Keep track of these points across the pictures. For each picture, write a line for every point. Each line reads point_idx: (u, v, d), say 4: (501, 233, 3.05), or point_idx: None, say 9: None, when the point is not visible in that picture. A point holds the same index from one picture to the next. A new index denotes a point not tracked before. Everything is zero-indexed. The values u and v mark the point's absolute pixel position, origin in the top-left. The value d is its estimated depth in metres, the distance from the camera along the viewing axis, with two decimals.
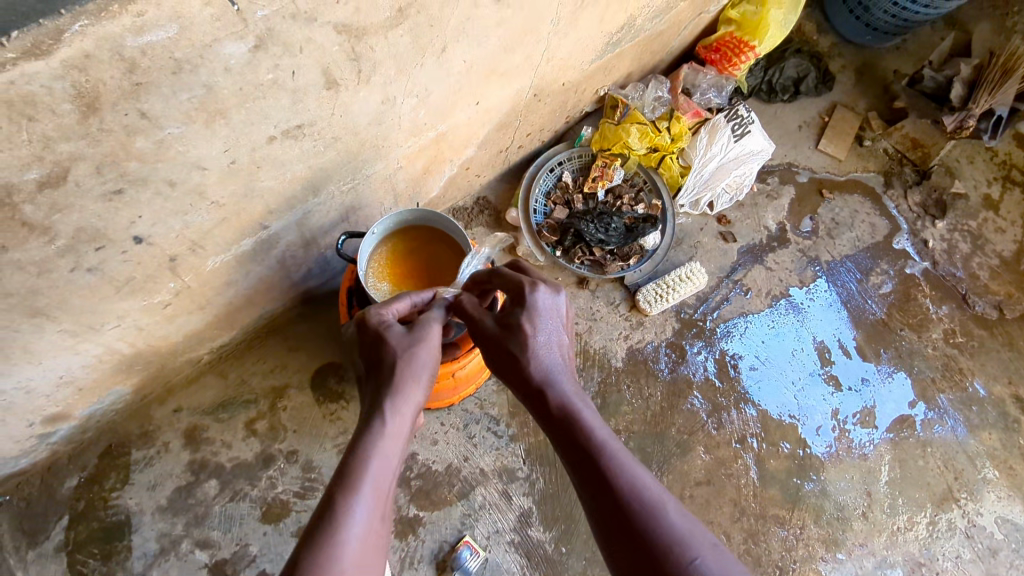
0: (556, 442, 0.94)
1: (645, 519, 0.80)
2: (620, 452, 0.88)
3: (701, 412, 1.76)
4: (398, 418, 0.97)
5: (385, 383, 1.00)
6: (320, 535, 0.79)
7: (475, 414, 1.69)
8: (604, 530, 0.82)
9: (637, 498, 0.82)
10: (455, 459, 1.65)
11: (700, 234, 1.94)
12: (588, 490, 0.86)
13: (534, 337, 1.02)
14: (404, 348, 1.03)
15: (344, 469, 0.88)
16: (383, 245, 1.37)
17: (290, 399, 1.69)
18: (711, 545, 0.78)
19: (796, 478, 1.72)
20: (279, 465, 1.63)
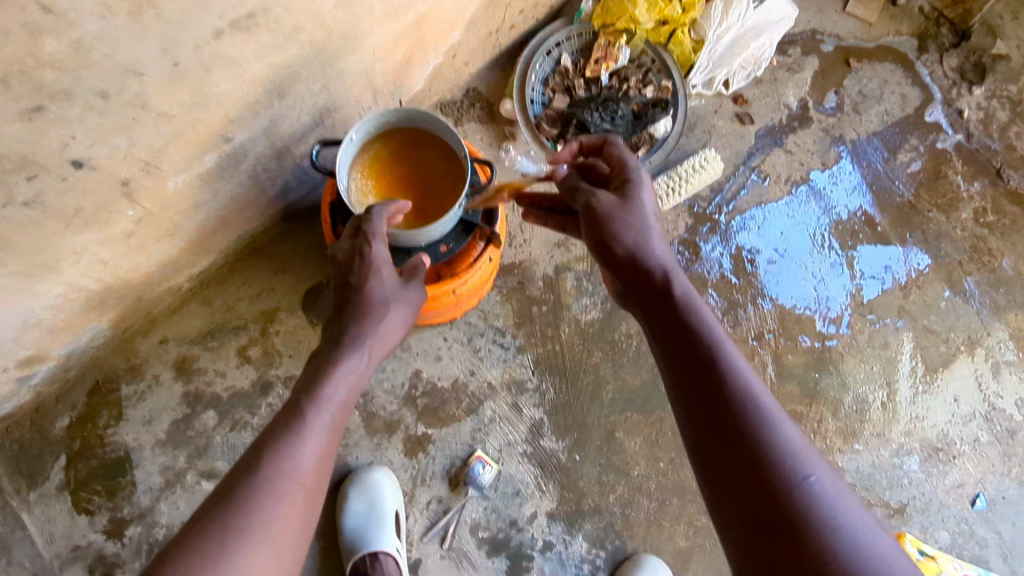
0: (668, 339, 0.94)
1: (758, 419, 0.80)
2: (734, 356, 0.88)
3: (716, 311, 1.67)
4: (364, 357, 1.01)
5: (355, 326, 1.03)
6: (273, 446, 0.85)
7: (479, 327, 1.60)
8: (709, 421, 0.83)
9: (753, 401, 0.82)
10: (461, 375, 1.58)
11: (714, 117, 1.76)
12: (698, 390, 0.86)
13: (650, 233, 1.06)
14: (389, 305, 1.06)
15: (307, 389, 0.94)
16: (382, 133, 1.15)
17: (281, 322, 1.59)
18: (822, 462, 0.79)
19: (814, 373, 1.66)
20: (277, 392, 1.56)
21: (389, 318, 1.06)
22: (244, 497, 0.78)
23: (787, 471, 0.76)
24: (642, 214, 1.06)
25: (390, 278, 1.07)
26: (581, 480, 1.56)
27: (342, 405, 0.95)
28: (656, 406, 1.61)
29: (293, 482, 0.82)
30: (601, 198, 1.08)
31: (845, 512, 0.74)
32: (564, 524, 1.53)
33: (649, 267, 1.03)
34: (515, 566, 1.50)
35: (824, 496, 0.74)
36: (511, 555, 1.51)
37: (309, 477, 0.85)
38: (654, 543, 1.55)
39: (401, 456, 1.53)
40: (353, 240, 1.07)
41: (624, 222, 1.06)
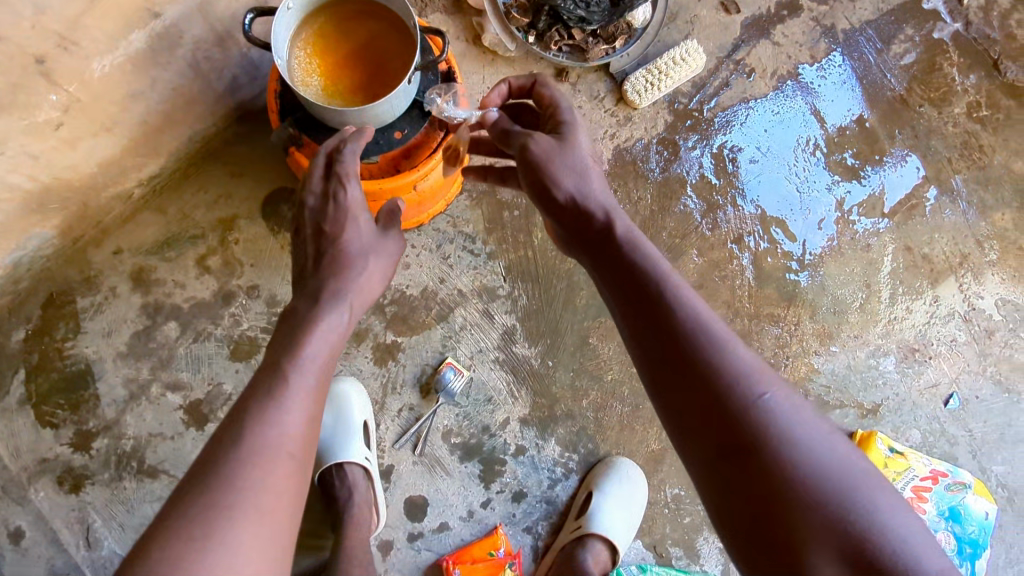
0: (615, 280, 0.91)
1: (709, 348, 0.79)
2: (681, 286, 0.86)
3: (694, 213, 1.61)
4: (346, 309, 0.95)
5: (334, 278, 0.97)
6: (255, 412, 0.80)
7: (448, 233, 1.54)
8: (659, 356, 0.82)
9: (702, 329, 0.81)
10: (431, 282, 1.53)
11: (697, 6, 1.64)
12: (648, 328, 0.84)
13: (588, 172, 0.99)
14: (368, 258, 1.00)
15: (284, 347, 0.88)
16: (325, 5, 1.04)
17: (241, 231, 1.51)
18: (774, 377, 0.79)
19: (793, 276, 1.62)
20: (240, 302, 1.50)
21: (370, 272, 1.00)
22: (226, 468, 0.75)
23: (744, 394, 0.76)
24: (579, 154, 1.00)
25: (366, 226, 1.02)
26: (554, 386, 1.54)
27: (326, 364, 0.90)
28: None
29: (278, 449, 0.78)
30: (536, 137, 1.01)
31: (802, 425, 0.75)
32: (537, 429, 1.53)
33: (589, 208, 0.98)
34: (488, 471, 1.50)
35: (779, 411, 0.75)
36: (483, 460, 1.50)
37: (295, 442, 0.81)
38: (627, 445, 1.55)
39: (371, 365, 1.50)
40: (323, 186, 1.02)
41: (562, 162, 0.99)
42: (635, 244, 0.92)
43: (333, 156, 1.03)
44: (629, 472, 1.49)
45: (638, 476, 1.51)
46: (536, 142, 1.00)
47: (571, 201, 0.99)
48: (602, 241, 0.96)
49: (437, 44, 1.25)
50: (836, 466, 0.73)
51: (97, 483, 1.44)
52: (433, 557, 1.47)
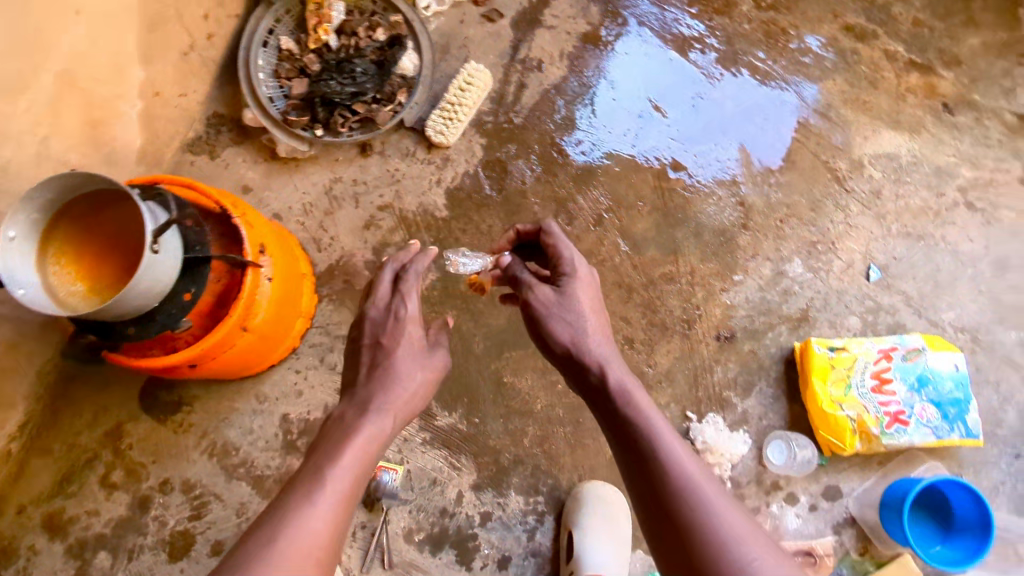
0: (616, 433, 0.97)
1: (695, 509, 0.82)
2: (676, 450, 0.90)
3: (549, 215, 1.58)
4: (384, 419, 1.08)
5: (378, 398, 1.10)
6: (293, 508, 0.89)
7: (325, 343, 1.51)
8: (654, 508, 0.86)
9: (692, 491, 0.84)
10: (329, 398, 1.49)
11: (463, 28, 1.65)
12: (643, 481, 0.89)
13: (587, 331, 1.07)
14: (415, 362, 1.18)
15: (324, 455, 0.99)
16: (54, 214, 1.03)
17: (131, 434, 1.47)
18: (765, 542, 0.80)
19: (667, 229, 1.59)
20: (158, 502, 1.45)
21: (410, 378, 1.15)
22: (258, 554, 0.81)
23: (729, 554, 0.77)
24: (578, 305, 1.09)
25: (416, 343, 1.21)
26: (491, 440, 1.49)
27: (362, 471, 0.99)
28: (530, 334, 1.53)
29: (312, 538, 0.86)
30: (538, 291, 1.12)
31: None
32: (492, 488, 1.47)
33: (584, 361, 1.04)
34: (464, 552, 1.44)
35: None
36: (454, 544, 1.44)
37: (325, 538, 0.88)
38: (586, 463, 1.49)
39: None
40: (393, 293, 1.26)
41: (559, 316, 1.09)
42: (624, 399, 0.98)
43: (399, 270, 1.30)
44: (599, 495, 1.43)
45: (611, 493, 1.45)
46: (538, 298, 1.12)
47: (568, 350, 1.07)
48: (598, 399, 1.02)
49: (180, 184, 1.19)
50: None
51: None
52: None
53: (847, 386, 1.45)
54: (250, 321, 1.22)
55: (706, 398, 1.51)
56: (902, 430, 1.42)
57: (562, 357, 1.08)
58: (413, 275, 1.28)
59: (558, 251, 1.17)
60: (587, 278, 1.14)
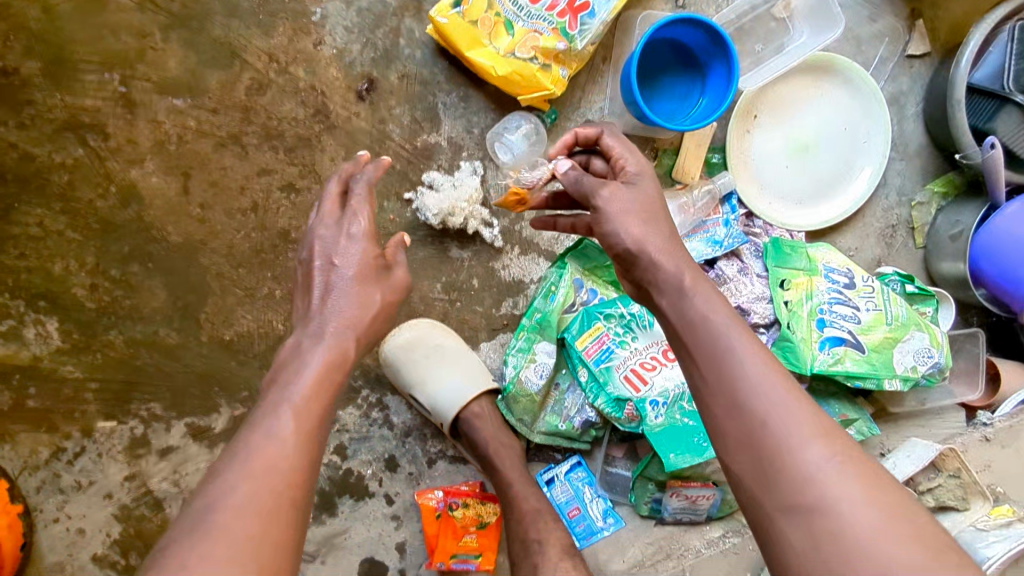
0: (678, 322, 0.77)
1: (777, 410, 0.67)
2: (755, 347, 0.72)
3: (79, 148, 1.14)
4: (350, 326, 0.81)
5: (332, 318, 0.80)
6: (246, 452, 0.69)
7: (46, 476, 1.22)
8: (727, 395, 0.70)
9: (773, 392, 0.68)
10: (111, 508, 1.24)
11: None
12: (715, 373, 0.72)
13: (647, 221, 0.83)
14: (362, 284, 0.82)
15: (275, 382, 0.76)
16: None
17: None
18: (855, 449, 0.66)
19: (203, 37, 1.15)
20: None
21: (363, 304, 0.82)
22: (209, 515, 0.65)
23: (804, 456, 0.64)
24: (644, 203, 0.84)
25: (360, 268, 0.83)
26: None
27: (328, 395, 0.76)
28: (200, 278, 1.20)
29: (278, 476, 0.68)
30: (600, 193, 0.86)
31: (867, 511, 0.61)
32: None
33: (647, 258, 0.81)
34: (354, 488, 1.31)
35: (844, 483, 0.63)
36: (341, 491, 1.31)
37: (294, 472, 0.69)
38: None
39: None
40: (342, 211, 0.86)
41: (617, 216, 0.83)
42: (692, 295, 0.77)
43: (346, 180, 0.88)
44: (400, 352, 1.22)
45: (412, 330, 1.23)
46: (603, 197, 0.85)
47: (632, 249, 0.82)
48: (657, 296, 0.81)
49: None
50: (927, 537, 0.60)
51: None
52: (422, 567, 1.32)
53: (507, 28, 1.10)
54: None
55: (408, 165, 1.21)
56: (588, 19, 1.10)
57: (621, 258, 0.84)
58: (369, 175, 0.86)
59: (619, 147, 0.90)
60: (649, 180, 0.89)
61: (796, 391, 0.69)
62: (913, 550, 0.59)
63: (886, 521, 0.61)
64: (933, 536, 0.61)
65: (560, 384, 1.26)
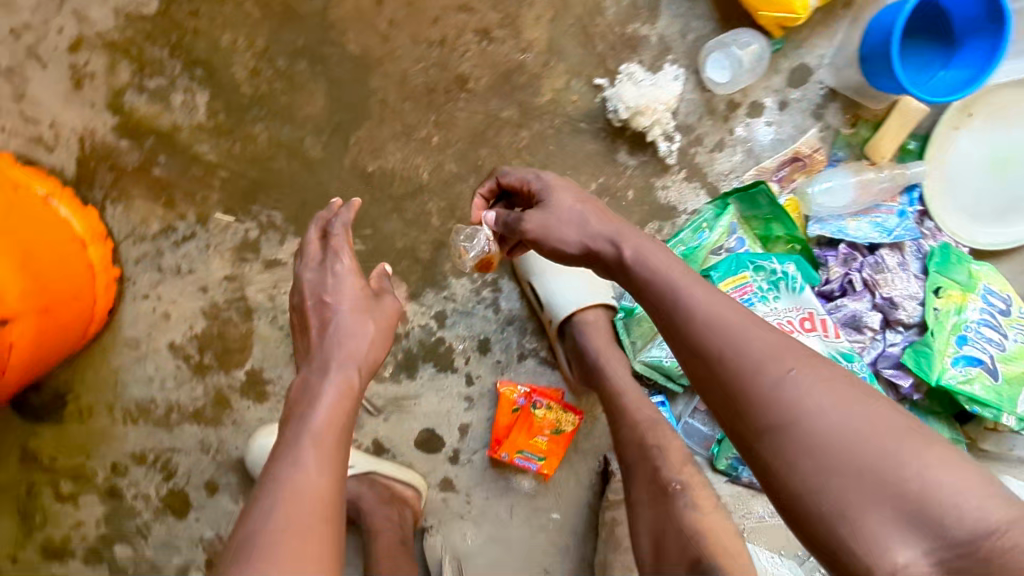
0: (634, 289, 0.82)
1: (731, 343, 0.70)
2: (698, 294, 0.75)
3: None
4: (351, 359, 0.87)
5: (325, 349, 0.87)
6: (278, 477, 0.75)
7: (149, 250, 1.17)
8: (689, 348, 0.74)
9: (721, 328, 0.71)
10: (202, 302, 1.21)
11: None
12: (673, 327, 0.75)
13: (582, 217, 0.89)
14: (355, 311, 0.90)
15: (285, 421, 0.83)
16: None
17: (44, 444, 1.27)
18: (811, 359, 0.69)
19: None
20: (125, 485, 1.29)
21: (362, 336, 0.89)
22: (257, 537, 0.70)
23: (759, 380, 0.68)
24: (577, 215, 0.88)
25: (354, 295, 0.92)
26: (398, 240, 1.21)
27: (340, 426, 0.82)
28: (364, 98, 1.13)
29: (305, 498, 0.74)
30: (523, 224, 0.92)
31: (831, 412, 0.64)
32: (429, 287, 1.25)
33: (598, 245, 0.86)
34: (439, 358, 1.30)
35: (805, 395, 0.66)
36: (425, 357, 1.30)
37: (324, 496, 0.76)
38: None
39: (259, 408, 1.28)
40: (324, 251, 0.95)
41: (562, 224, 0.89)
42: (634, 266, 0.82)
43: (326, 227, 0.97)
44: None
45: None
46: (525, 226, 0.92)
47: (584, 247, 0.88)
48: (616, 276, 0.86)
49: None
50: (890, 428, 0.63)
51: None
52: (485, 451, 1.36)
53: None
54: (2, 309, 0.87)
55: (610, 50, 1.13)
56: None
57: (581, 256, 0.89)
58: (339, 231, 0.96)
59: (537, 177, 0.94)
60: (568, 188, 0.93)
61: (742, 318, 0.72)
62: (876, 440, 0.62)
63: (851, 424, 0.63)
64: (893, 424, 0.63)
65: None
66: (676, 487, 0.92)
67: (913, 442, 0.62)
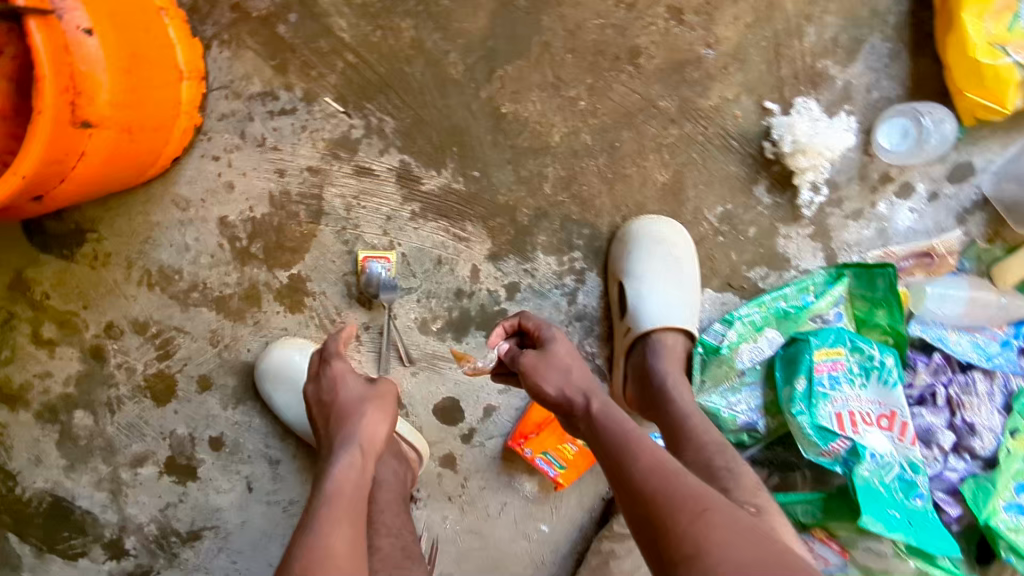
0: (592, 440, 0.87)
1: (664, 487, 0.74)
2: (643, 441, 0.81)
3: None
4: (364, 448, 0.91)
5: (342, 427, 0.94)
6: (303, 547, 0.75)
7: (240, 111, 1.05)
8: (628, 495, 0.77)
9: (654, 474, 0.76)
10: (272, 185, 1.08)
11: None
12: (619, 477, 0.79)
13: (569, 360, 0.96)
14: (376, 406, 0.97)
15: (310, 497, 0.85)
16: None
17: (43, 279, 1.13)
18: (728, 506, 0.72)
19: None
20: (113, 350, 1.17)
21: (371, 424, 0.94)
22: None
23: (675, 513, 0.70)
24: (565, 358, 0.96)
25: (354, 381, 1.01)
26: (500, 195, 1.11)
27: (356, 491, 0.86)
28: (527, 34, 1.03)
29: (335, 558, 0.74)
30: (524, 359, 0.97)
31: (733, 548, 0.66)
32: (514, 254, 1.14)
33: (569, 394, 0.92)
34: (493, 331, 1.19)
35: (717, 531, 0.68)
36: (480, 325, 1.18)
37: (343, 554, 0.75)
38: (632, 200, 1.12)
39: (287, 318, 1.16)
40: (320, 367, 1.03)
41: (549, 365, 0.95)
42: (601, 415, 0.87)
43: (326, 350, 1.04)
44: (655, 233, 1.10)
45: (669, 229, 1.11)
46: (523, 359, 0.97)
47: (560, 392, 0.93)
48: (580, 426, 0.91)
49: None
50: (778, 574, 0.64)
51: (162, 570, 1.26)
52: (501, 441, 1.27)
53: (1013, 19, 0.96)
54: (88, 111, 0.75)
55: (793, 78, 1.06)
56: None
57: (557, 399, 0.93)
58: (332, 349, 1.04)
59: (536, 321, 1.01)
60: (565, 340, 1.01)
61: (677, 465, 0.77)
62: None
63: (748, 559, 0.65)
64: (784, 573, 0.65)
65: (745, 375, 1.15)
66: (750, 511, 0.79)
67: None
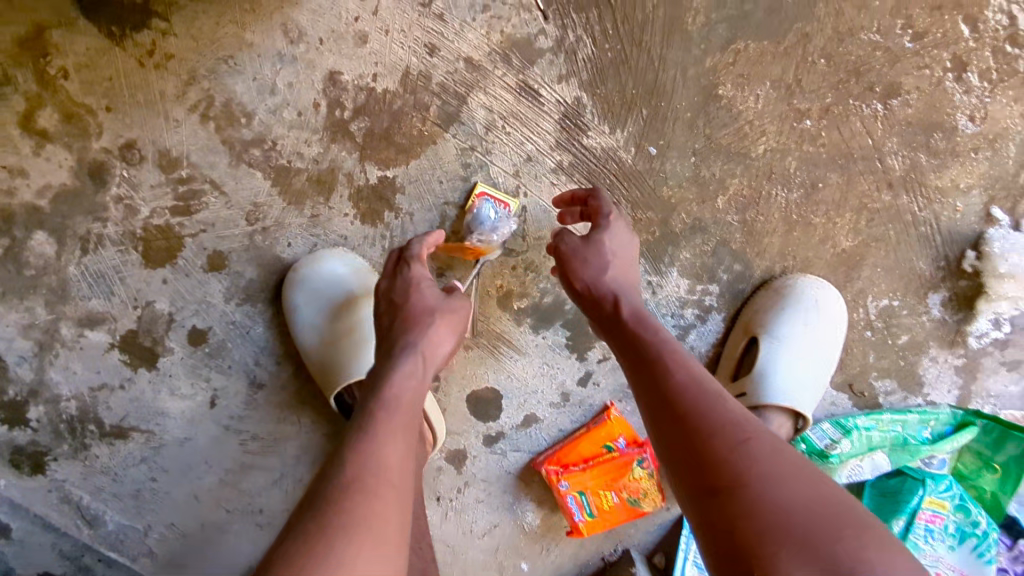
0: (619, 351, 0.69)
1: (708, 415, 0.57)
2: (681, 355, 0.64)
3: None
4: (426, 354, 0.70)
5: (406, 333, 0.71)
6: (351, 453, 0.58)
7: None
8: (659, 423, 0.60)
9: (694, 397, 0.59)
10: (415, 60, 0.87)
11: None
12: (649, 397, 0.62)
13: (603, 257, 0.74)
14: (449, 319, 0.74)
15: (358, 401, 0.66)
16: None
17: (66, 50, 0.84)
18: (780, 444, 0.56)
19: None
20: (120, 174, 0.88)
21: (438, 339, 0.72)
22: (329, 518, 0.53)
23: (719, 447, 0.55)
24: (606, 254, 0.74)
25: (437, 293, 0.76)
26: (667, 184, 0.91)
27: (417, 401, 0.66)
28: (783, 20, 0.87)
29: (389, 478, 0.57)
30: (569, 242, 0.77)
31: (795, 496, 0.51)
32: (648, 259, 0.93)
33: (598, 292, 0.72)
34: (578, 335, 1.01)
35: (770, 473, 0.53)
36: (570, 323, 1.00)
37: (399, 479, 0.58)
38: (801, 254, 0.94)
39: (353, 226, 0.91)
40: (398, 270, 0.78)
41: (584, 257, 0.75)
42: (634, 322, 0.68)
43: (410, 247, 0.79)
44: (818, 302, 0.92)
45: (829, 302, 0.93)
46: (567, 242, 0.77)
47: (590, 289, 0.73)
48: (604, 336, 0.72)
49: None
50: (840, 517, 0.50)
51: (60, 459, 0.96)
52: (525, 458, 1.05)
53: None
54: None
55: None
56: None
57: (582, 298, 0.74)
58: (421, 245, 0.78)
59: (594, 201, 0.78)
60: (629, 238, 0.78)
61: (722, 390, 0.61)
62: (825, 526, 0.49)
63: (808, 509, 0.50)
64: (847, 513, 0.50)
65: None
66: None
67: (868, 539, 0.48)
